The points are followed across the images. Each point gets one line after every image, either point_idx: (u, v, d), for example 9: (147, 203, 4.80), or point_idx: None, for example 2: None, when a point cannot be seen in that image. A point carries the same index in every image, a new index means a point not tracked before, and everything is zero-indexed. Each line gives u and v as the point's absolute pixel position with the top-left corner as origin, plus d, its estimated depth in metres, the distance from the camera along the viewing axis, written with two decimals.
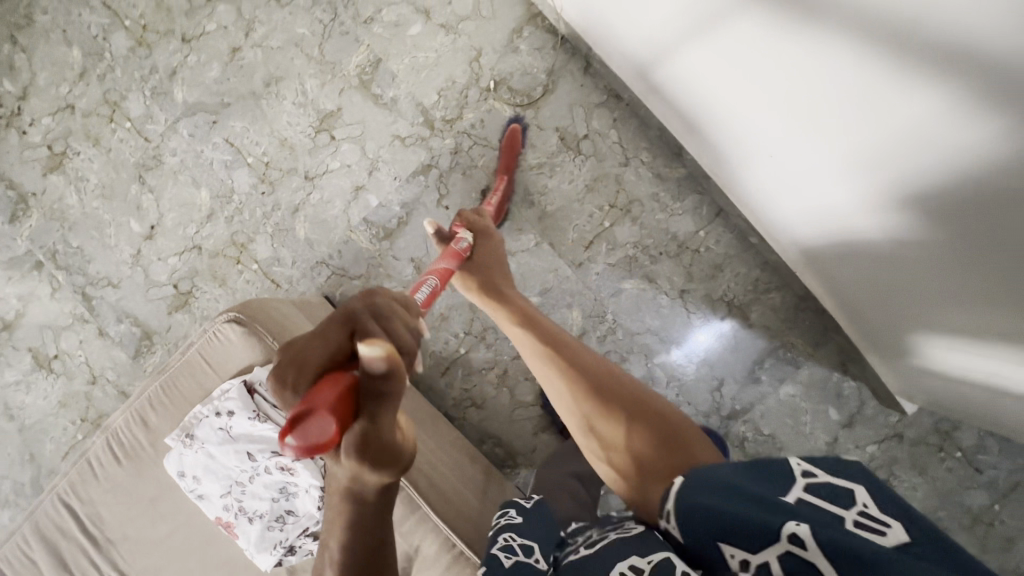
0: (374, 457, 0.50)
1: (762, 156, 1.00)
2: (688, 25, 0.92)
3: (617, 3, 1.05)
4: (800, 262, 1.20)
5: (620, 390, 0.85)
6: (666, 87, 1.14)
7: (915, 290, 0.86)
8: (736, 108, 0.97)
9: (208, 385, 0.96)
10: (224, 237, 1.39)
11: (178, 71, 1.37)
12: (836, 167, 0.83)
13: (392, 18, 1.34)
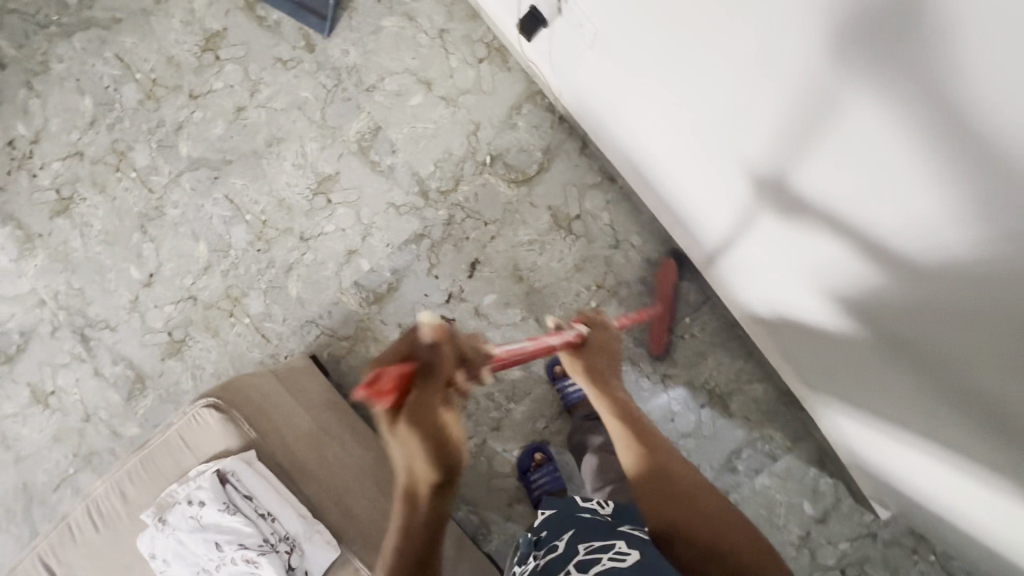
0: (433, 450, 0.53)
1: (733, 257, 1.07)
2: (650, 117, 0.97)
3: (601, 103, 1.09)
4: (769, 346, 1.23)
5: (690, 481, 0.78)
6: (644, 169, 1.17)
7: (863, 398, 0.94)
8: (700, 190, 1.01)
9: (184, 464, 0.99)
10: (218, 290, 1.43)
11: (185, 126, 1.42)
12: (793, 254, 0.86)
13: (394, 87, 1.36)
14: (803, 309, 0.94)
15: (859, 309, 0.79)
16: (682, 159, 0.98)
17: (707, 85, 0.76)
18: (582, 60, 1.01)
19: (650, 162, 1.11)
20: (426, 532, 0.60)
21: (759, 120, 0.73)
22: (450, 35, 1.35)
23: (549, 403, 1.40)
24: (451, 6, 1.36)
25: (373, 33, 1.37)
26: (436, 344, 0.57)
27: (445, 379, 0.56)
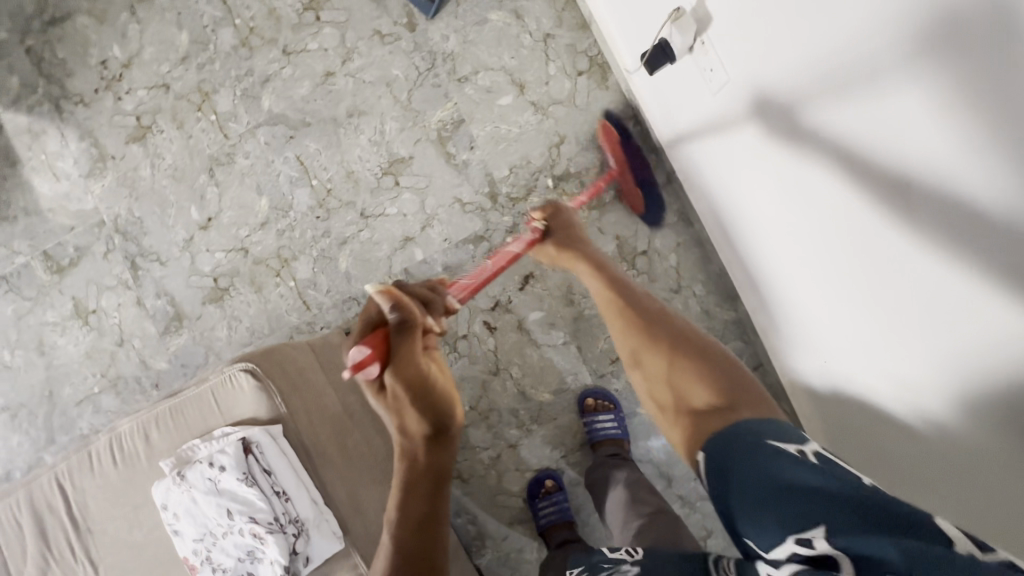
0: (416, 384, 0.75)
1: (789, 303, 1.01)
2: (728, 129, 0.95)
3: (688, 126, 1.06)
4: (814, 428, 1.14)
5: (654, 312, 0.93)
6: (717, 204, 1.13)
7: (899, 455, 0.85)
8: (765, 220, 0.97)
9: (211, 423, 0.99)
10: (270, 248, 1.43)
11: (272, 80, 1.41)
12: (857, 282, 0.80)
13: (486, 83, 1.33)
14: (845, 352, 0.89)
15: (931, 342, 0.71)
16: (755, 191, 0.95)
17: (799, 74, 0.74)
18: (688, 92, 0.98)
19: (734, 203, 1.05)
20: (431, 473, 0.77)
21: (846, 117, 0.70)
22: (554, 41, 1.31)
23: (572, 433, 1.36)
24: (562, 12, 1.32)
25: (477, 24, 1.33)
26: (396, 303, 0.79)
27: (418, 323, 0.78)
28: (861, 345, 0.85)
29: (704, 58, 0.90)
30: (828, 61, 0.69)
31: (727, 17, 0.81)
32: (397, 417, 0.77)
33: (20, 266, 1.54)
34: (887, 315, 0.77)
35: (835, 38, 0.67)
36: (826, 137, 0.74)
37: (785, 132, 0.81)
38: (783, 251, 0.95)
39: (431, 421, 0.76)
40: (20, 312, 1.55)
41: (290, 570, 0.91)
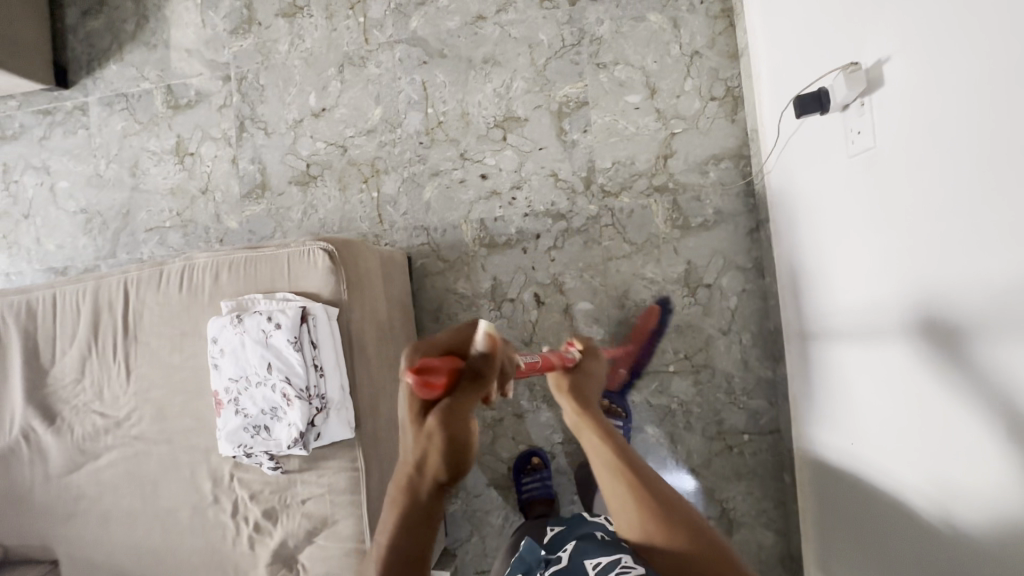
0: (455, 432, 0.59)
1: (841, 377, 1.00)
2: (826, 181, 0.97)
3: (796, 175, 1.08)
4: (809, 499, 1.16)
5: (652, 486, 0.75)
6: (795, 255, 1.14)
7: (899, 535, 0.85)
8: (837, 278, 0.98)
9: (276, 284, 1.05)
10: (367, 155, 1.50)
11: (426, 5, 1.46)
12: (906, 353, 0.81)
13: (621, 77, 1.37)
14: (877, 422, 0.90)
15: (953, 422, 0.72)
16: (850, 259, 0.93)
17: (898, 138, 0.76)
18: (823, 142, 0.96)
19: (815, 259, 1.06)
20: (420, 519, 0.62)
21: (927, 187, 0.72)
22: (700, 60, 1.33)
23: None
24: (718, 35, 1.33)
25: (635, 18, 1.36)
26: (488, 354, 0.61)
27: (490, 377, 0.62)
28: (893, 417, 0.86)
29: (850, 119, 0.86)
30: (957, 165, 0.66)
31: (888, 84, 0.77)
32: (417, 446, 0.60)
33: (143, 91, 1.65)
34: (930, 419, 0.76)
35: (945, 115, 0.67)
36: (932, 233, 0.72)
37: (898, 215, 0.79)
38: (854, 326, 0.94)
39: (448, 448, 0.60)
40: (127, 131, 1.66)
41: (302, 438, 0.98)
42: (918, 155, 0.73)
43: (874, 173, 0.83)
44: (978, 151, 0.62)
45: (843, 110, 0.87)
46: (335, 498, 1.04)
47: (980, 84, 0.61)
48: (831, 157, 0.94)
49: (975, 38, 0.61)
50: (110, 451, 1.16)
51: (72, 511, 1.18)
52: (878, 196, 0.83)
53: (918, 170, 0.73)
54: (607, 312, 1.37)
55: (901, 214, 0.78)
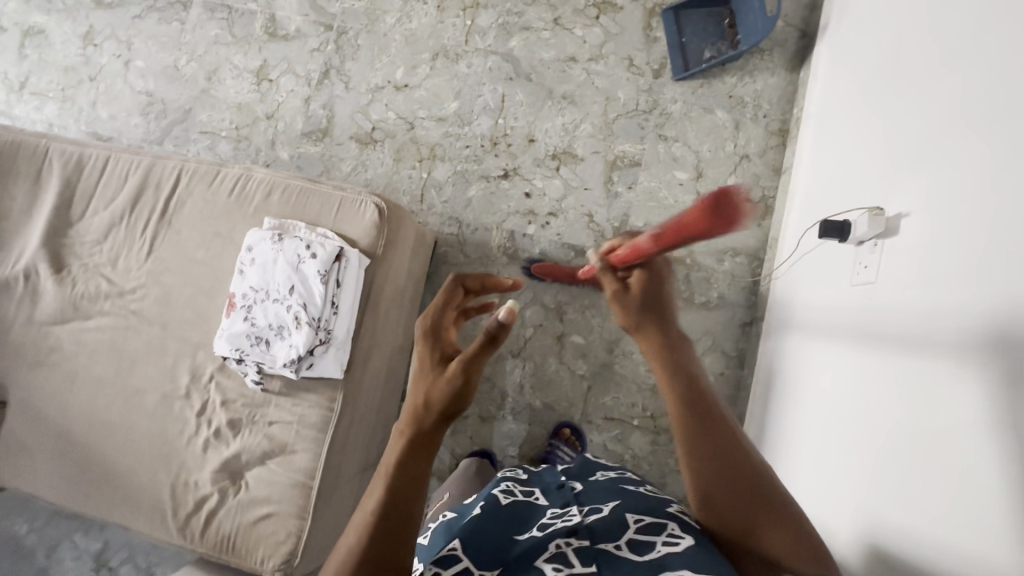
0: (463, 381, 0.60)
1: (788, 465, 1.10)
2: (825, 290, 1.09)
3: (800, 281, 1.21)
4: None
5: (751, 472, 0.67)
6: (780, 350, 1.25)
7: None
8: (812, 374, 1.09)
9: (321, 220, 1.12)
10: (429, 138, 1.60)
11: (530, 31, 1.60)
12: (851, 447, 0.91)
13: (676, 153, 1.50)
14: (812, 506, 0.99)
15: (874, 509, 0.81)
16: (827, 361, 1.04)
17: (891, 267, 0.89)
18: (831, 257, 1.09)
19: (797, 354, 1.17)
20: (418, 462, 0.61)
21: (903, 310, 0.84)
22: (747, 163, 1.48)
23: (532, 446, 1.46)
24: (770, 148, 1.47)
25: (704, 108, 1.51)
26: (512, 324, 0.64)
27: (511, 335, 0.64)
28: (828, 502, 0.94)
29: (861, 253, 0.98)
30: (934, 299, 0.78)
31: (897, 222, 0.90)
32: (428, 382, 0.61)
33: (247, 10, 1.74)
34: (855, 513, 0.86)
35: (931, 255, 0.80)
36: (900, 356, 0.83)
37: (877, 346, 0.89)
38: (814, 418, 1.05)
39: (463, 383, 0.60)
40: (218, 39, 1.75)
41: (296, 364, 1.03)
42: (904, 295, 0.85)
43: (865, 291, 0.96)
44: (951, 285, 0.75)
45: (857, 245, 0.99)
46: (301, 430, 1.09)
47: (963, 234, 0.74)
48: (834, 271, 1.07)
49: (968, 204, 0.74)
50: (102, 317, 1.20)
51: (45, 359, 1.20)
52: (863, 311, 0.95)
53: (900, 296, 0.86)
54: (595, 351, 1.46)
55: (880, 346, 0.89)
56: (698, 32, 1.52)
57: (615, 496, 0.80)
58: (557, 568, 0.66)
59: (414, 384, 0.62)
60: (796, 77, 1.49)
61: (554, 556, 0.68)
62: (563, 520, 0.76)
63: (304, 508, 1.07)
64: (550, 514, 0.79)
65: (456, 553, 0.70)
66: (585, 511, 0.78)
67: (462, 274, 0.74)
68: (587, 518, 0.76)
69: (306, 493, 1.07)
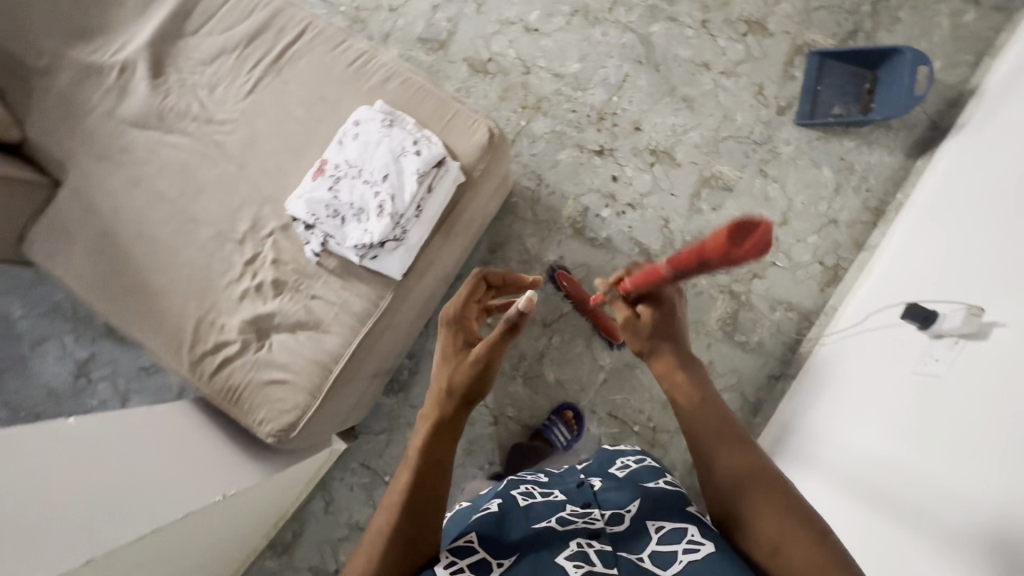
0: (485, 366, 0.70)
1: None
2: (882, 369, 1.10)
3: (854, 354, 1.21)
4: None
5: (751, 460, 0.71)
6: (808, 411, 1.26)
7: None
8: (841, 442, 1.10)
9: (431, 123, 1.11)
10: (539, 89, 1.57)
11: (675, 23, 1.56)
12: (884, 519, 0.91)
13: (770, 193, 1.49)
14: None
15: None
16: (865, 434, 1.05)
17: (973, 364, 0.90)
18: (899, 341, 1.09)
19: (828, 420, 1.17)
20: (444, 442, 0.70)
21: (978, 405, 0.84)
22: (833, 228, 1.47)
23: (530, 414, 1.47)
24: (860, 221, 1.46)
25: (813, 161, 1.49)
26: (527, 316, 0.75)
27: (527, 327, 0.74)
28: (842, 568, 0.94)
29: (936, 346, 0.98)
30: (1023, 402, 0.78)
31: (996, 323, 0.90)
32: (450, 368, 0.71)
33: None
34: None
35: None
36: (963, 447, 0.83)
37: (916, 433, 0.93)
38: (837, 485, 1.05)
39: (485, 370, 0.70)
40: None
41: (362, 249, 1.02)
42: (982, 392, 0.85)
43: (932, 378, 0.96)
44: None
45: (936, 336, 1.00)
46: (340, 314, 1.08)
47: None
48: (899, 354, 1.07)
49: None
50: (184, 137, 1.18)
51: (115, 157, 1.19)
52: (926, 397, 0.95)
53: (979, 391, 0.86)
54: (623, 349, 1.46)
55: (923, 435, 0.92)
56: (835, 86, 1.50)
57: (638, 492, 0.81)
58: (579, 566, 0.71)
59: (437, 374, 0.72)
60: (911, 164, 1.47)
61: (575, 555, 0.72)
62: (584, 521, 0.78)
63: (317, 388, 1.08)
64: (569, 510, 0.81)
65: (473, 544, 0.74)
66: (607, 516, 0.79)
67: (485, 271, 0.83)
68: (608, 527, 0.78)
69: (324, 373, 1.08)
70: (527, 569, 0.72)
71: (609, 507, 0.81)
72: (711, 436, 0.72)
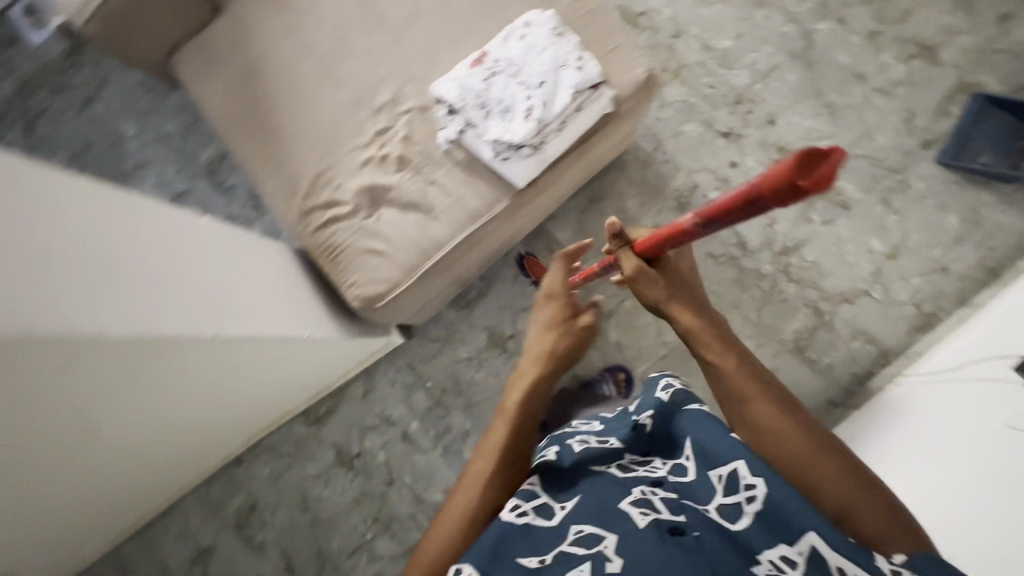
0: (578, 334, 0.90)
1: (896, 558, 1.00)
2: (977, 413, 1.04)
3: (939, 397, 1.16)
4: None
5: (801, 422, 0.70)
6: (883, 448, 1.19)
7: None
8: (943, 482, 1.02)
9: (593, 45, 1.10)
10: (685, 55, 1.53)
11: (841, 27, 1.50)
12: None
13: (887, 222, 1.44)
14: None
15: None
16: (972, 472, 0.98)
17: None
18: (998, 389, 1.04)
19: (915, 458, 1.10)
20: (540, 399, 0.84)
21: None
22: (941, 275, 1.41)
23: (581, 367, 1.48)
24: (971, 277, 1.41)
25: (941, 203, 1.43)
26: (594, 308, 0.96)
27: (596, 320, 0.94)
28: None
29: None
30: None
31: None
32: (551, 336, 0.89)
33: None
34: None
35: None
36: None
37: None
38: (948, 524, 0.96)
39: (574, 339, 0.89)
40: None
41: (497, 147, 1.02)
42: None
43: None
44: None
45: None
46: (454, 205, 1.10)
47: None
48: (996, 401, 1.02)
49: None
50: None
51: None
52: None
53: None
54: None
55: None
56: (989, 134, 1.43)
57: (687, 435, 0.76)
58: (645, 513, 0.64)
59: (536, 342, 0.88)
60: None
61: (638, 501, 0.66)
62: (645, 470, 0.74)
63: (412, 269, 1.10)
64: (629, 459, 0.78)
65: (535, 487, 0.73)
66: (669, 468, 0.74)
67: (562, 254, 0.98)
68: (671, 476, 0.72)
69: (423, 257, 1.09)
70: (587, 505, 0.67)
71: (669, 456, 0.76)
72: (767, 405, 0.71)
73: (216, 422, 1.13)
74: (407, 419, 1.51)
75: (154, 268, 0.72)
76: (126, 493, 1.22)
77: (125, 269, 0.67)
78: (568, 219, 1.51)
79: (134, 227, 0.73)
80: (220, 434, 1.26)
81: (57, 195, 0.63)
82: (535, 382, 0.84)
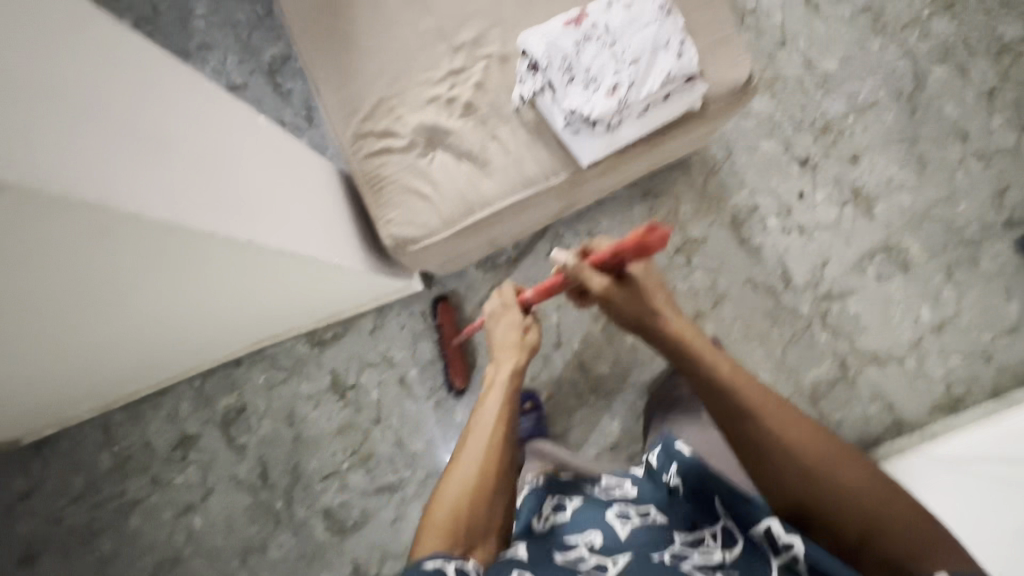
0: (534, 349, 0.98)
1: None
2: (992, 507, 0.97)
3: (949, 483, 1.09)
4: None
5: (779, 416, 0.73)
6: None
7: None
8: None
9: (699, 33, 1.02)
10: (783, 67, 1.43)
11: (956, 78, 1.40)
12: None
13: (943, 293, 1.36)
14: None
15: None
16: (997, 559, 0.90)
17: None
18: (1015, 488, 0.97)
19: None
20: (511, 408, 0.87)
21: None
22: (982, 361, 1.35)
23: (590, 360, 1.45)
24: (1013, 370, 1.34)
25: (1005, 288, 1.35)
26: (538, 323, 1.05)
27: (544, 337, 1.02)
28: None
29: None
30: None
31: None
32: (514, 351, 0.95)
33: None
34: None
35: None
36: None
37: None
38: None
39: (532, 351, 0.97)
40: None
41: (573, 117, 0.97)
42: None
43: None
44: None
45: None
46: (512, 166, 1.05)
47: None
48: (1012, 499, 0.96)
49: None
50: None
51: None
52: None
53: None
54: None
55: None
56: None
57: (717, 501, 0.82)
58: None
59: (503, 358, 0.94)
60: None
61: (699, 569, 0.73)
62: (703, 551, 0.76)
63: (453, 221, 1.05)
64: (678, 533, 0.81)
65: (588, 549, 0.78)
66: (720, 540, 0.78)
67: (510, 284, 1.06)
68: (726, 555, 0.75)
69: (467, 211, 1.05)
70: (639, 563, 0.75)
71: (716, 527, 0.80)
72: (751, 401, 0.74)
73: (222, 323, 1.12)
74: (406, 365, 1.51)
75: (199, 160, 0.69)
76: (112, 369, 1.22)
77: (167, 151, 0.64)
78: (615, 208, 1.45)
79: (178, 113, 0.70)
80: (222, 336, 1.25)
81: (102, 63, 0.60)
82: (515, 367, 0.92)
